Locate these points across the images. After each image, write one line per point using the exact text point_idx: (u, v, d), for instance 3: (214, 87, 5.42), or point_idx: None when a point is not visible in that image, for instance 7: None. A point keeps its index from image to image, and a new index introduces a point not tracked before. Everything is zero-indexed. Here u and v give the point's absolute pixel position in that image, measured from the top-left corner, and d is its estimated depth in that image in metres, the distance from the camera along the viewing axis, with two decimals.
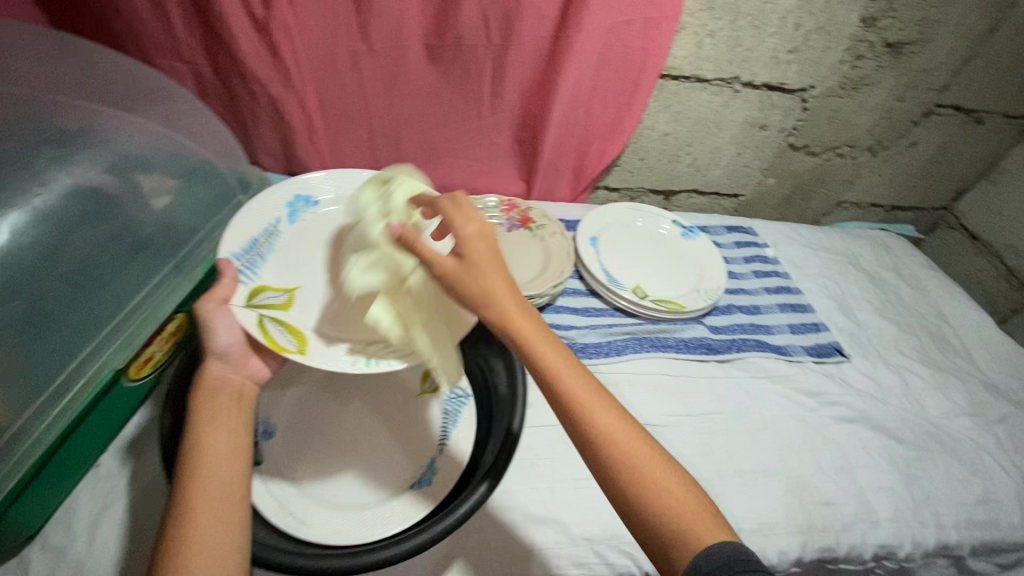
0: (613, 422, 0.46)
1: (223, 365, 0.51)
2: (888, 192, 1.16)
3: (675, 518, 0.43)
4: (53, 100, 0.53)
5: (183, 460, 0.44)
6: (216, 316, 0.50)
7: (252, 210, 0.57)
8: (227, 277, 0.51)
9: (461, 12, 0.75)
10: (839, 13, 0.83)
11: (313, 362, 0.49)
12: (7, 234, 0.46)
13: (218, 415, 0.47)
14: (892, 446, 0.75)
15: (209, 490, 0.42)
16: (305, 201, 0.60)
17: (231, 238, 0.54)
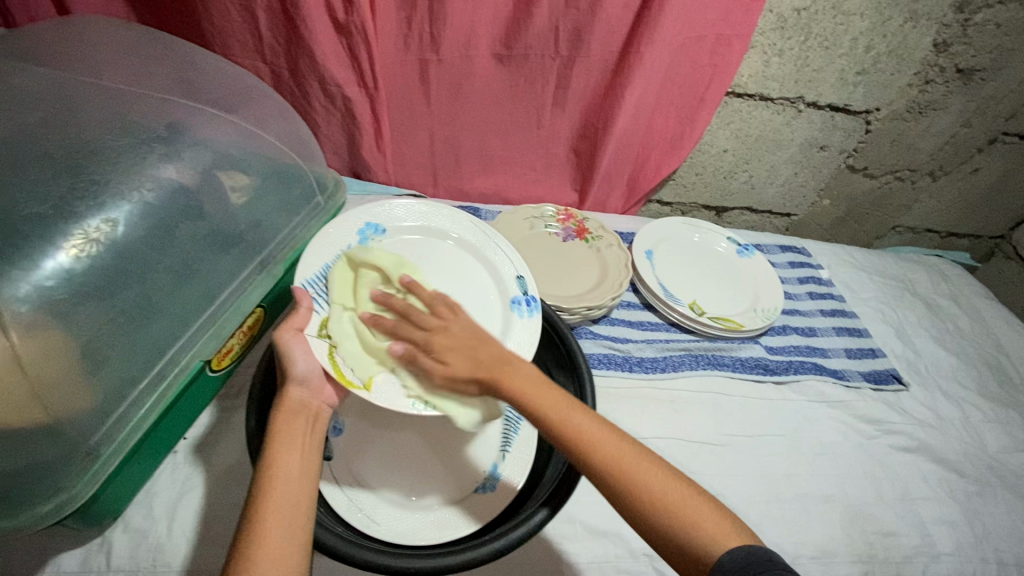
0: (617, 450, 0.45)
1: (302, 390, 0.50)
2: (945, 218, 1.14)
3: (693, 527, 0.43)
4: (155, 97, 0.54)
5: (257, 481, 0.44)
6: (293, 343, 0.49)
7: (329, 235, 0.57)
8: (303, 306, 0.51)
9: (534, 23, 0.74)
10: (911, 37, 0.83)
11: (379, 398, 0.49)
12: (120, 225, 0.46)
13: (295, 439, 0.47)
14: (954, 479, 0.73)
15: (277, 517, 0.42)
16: (374, 229, 0.60)
17: (304, 266, 0.54)
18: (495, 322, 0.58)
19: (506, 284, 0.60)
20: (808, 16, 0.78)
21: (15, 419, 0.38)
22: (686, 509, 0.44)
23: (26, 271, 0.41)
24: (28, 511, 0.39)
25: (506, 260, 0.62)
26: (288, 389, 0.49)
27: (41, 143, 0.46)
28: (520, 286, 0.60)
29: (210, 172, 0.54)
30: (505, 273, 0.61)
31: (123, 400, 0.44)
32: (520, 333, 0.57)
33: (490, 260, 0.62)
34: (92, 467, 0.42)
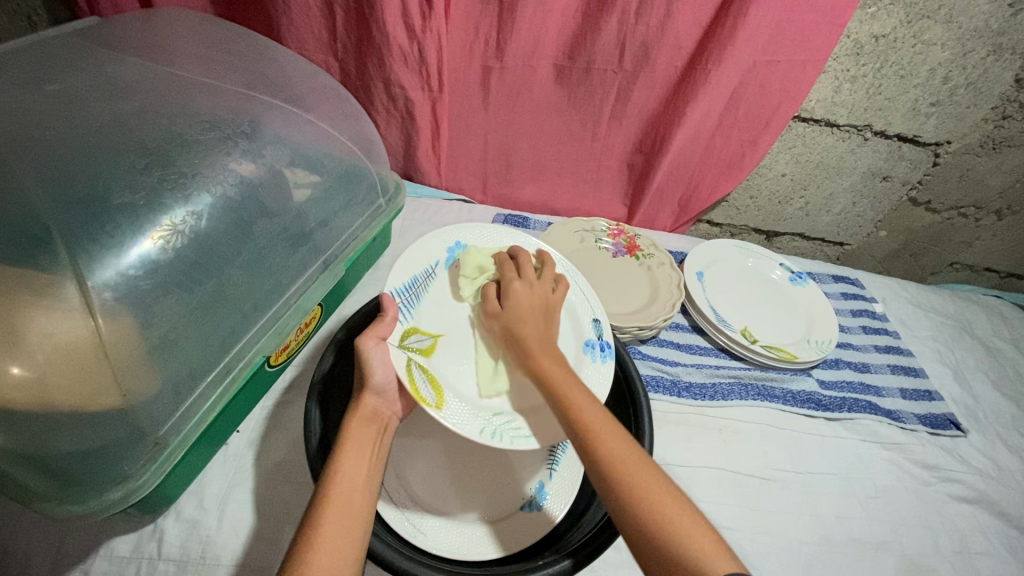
0: (617, 447, 0.43)
1: (377, 399, 0.51)
2: (1007, 257, 1.10)
3: (682, 539, 0.39)
4: (236, 93, 0.55)
5: (322, 488, 0.44)
6: (374, 351, 0.50)
7: (415, 250, 0.57)
8: (388, 316, 0.51)
9: (601, 38, 0.72)
10: (992, 70, 0.80)
11: (448, 421, 0.47)
12: (201, 216, 0.47)
13: (363, 450, 0.47)
14: (1015, 536, 0.69)
15: (335, 528, 0.41)
16: (461, 249, 0.60)
17: (393, 276, 0.55)
18: (562, 361, 0.56)
19: (580, 323, 0.59)
20: (886, 43, 0.76)
21: (93, 403, 0.38)
22: (677, 520, 0.40)
23: (112, 259, 0.41)
24: (99, 497, 0.39)
25: (582, 298, 0.60)
26: (366, 396, 0.50)
27: (133, 132, 0.47)
28: (595, 328, 0.58)
29: (282, 169, 0.54)
30: (582, 314, 0.59)
31: (191, 392, 0.45)
32: (588, 377, 0.54)
33: (569, 300, 0.60)
34: (158, 457, 0.42)
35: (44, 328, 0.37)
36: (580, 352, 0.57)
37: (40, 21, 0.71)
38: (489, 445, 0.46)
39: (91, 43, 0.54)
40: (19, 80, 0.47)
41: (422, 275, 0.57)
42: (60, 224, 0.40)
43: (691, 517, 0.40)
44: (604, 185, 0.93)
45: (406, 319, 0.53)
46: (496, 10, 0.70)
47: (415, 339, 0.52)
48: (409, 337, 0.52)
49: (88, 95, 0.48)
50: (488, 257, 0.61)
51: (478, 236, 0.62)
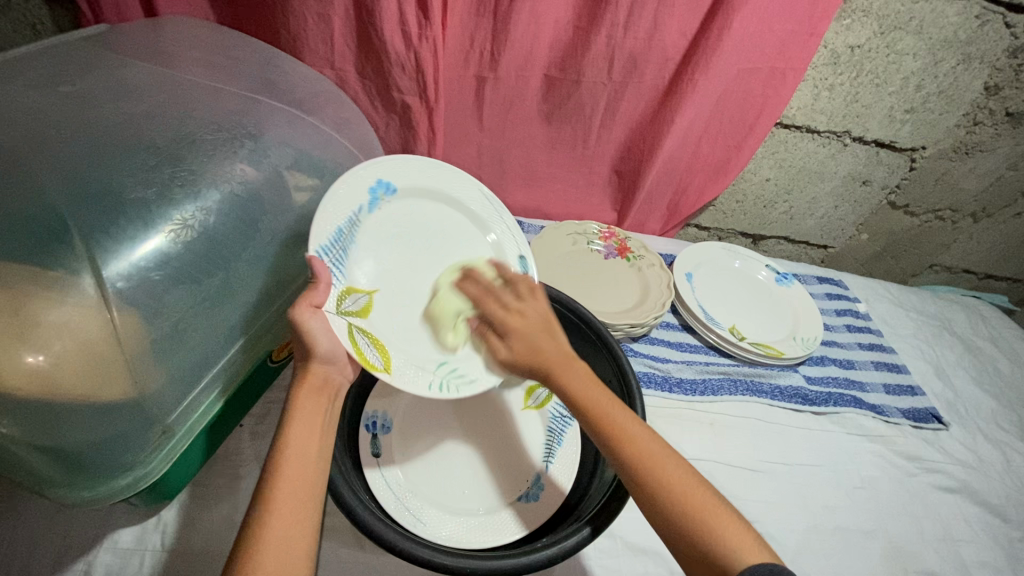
0: (638, 439, 0.45)
1: (324, 366, 0.48)
2: (983, 260, 1.14)
3: (716, 536, 0.40)
4: (241, 97, 0.57)
5: (271, 455, 0.43)
6: (312, 320, 0.47)
7: (341, 193, 0.52)
8: (321, 281, 0.47)
9: (590, 49, 0.75)
10: (963, 79, 0.84)
11: (398, 382, 0.49)
12: (208, 213, 0.49)
13: (313, 418, 0.46)
14: (996, 524, 0.71)
15: (290, 491, 0.41)
16: (386, 188, 0.56)
17: (315, 229, 0.49)
18: None
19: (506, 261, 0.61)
20: (861, 53, 0.80)
21: (107, 392, 0.39)
22: (706, 517, 0.41)
23: (125, 251, 0.43)
24: (107, 484, 0.41)
25: (511, 240, 0.62)
26: (313, 364, 0.48)
27: (145, 132, 0.49)
28: (521, 265, 0.61)
29: (285, 170, 0.56)
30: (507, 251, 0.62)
31: (195, 383, 0.46)
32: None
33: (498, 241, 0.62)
34: (166, 444, 0.44)
35: (58, 317, 0.39)
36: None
37: (45, 31, 0.73)
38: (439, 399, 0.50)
39: (100, 49, 0.56)
40: (31, 82, 0.48)
41: (347, 225, 0.52)
42: (75, 218, 0.42)
43: (723, 518, 0.41)
44: (595, 191, 0.96)
45: (338, 281, 0.51)
46: (490, 22, 0.72)
47: (350, 300, 0.51)
48: (344, 300, 0.51)
49: (100, 96, 0.50)
50: (414, 196, 0.59)
51: (396, 167, 0.57)
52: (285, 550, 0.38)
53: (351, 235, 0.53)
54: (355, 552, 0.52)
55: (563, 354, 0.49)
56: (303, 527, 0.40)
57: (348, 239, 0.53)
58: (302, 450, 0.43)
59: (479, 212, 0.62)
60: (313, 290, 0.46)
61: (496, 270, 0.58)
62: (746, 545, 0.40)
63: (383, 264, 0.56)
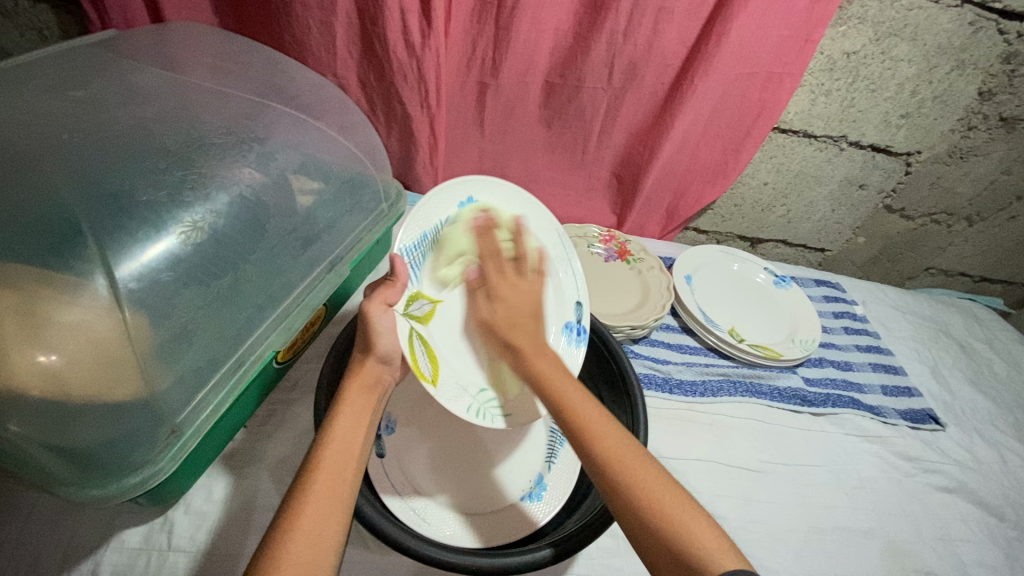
0: (601, 426, 0.47)
1: (378, 365, 0.52)
2: (979, 263, 1.15)
3: (686, 536, 0.41)
4: (249, 101, 0.58)
5: (317, 442, 0.45)
6: (381, 317, 0.50)
7: (433, 202, 0.55)
8: (399, 282, 0.51)
9: (591, 55, 0.76)
10: (957, 84, 0.85)
11: (440, 397, 0.51)
12: (215, 215, 0.49)
13: (362, 413, 0.48)
14: (994, 524, 0.72)
15: (330, 472, 0.43)
16: (474, 208, 0.59)
17: (403, 230, 0.53)
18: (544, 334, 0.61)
19: (563, 306, 0.62)
20: (857, 59, 0.81)
21: (117, 391, 0.40)
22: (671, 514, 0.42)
23: (135, 252, 0.44)
24: (118, 482, 0.40)
25: (572, 280, 0.64)
26: (368, 361, 0.52)
27: (156, 135, 0.49)
28: (576, 312, 0.62)
29: (291, 174, 0.57)
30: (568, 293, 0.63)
31: (203, 384, 0.46)
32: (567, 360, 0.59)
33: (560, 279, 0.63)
34: (175, 443, 0.43)
35: (70, 317, 0.39)
36: (560, 333, 0.61)
37: (50, 36, 0.73)
38: (476, 424, 0.51)
39: (108, 53, 0.57)
40: (44, 87, 0.49)
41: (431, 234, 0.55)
42: (89, 219, 0.42)
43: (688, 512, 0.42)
44: (595, 195, 0.97)
45: (411, 282, 0.54)
46: (491, 28, 0.73)
47: (417, 305, 0.54)
48: (413, 303, 0.53)
49: (111, 100, 0.50)
50: (496, 218, 0.61)
51: (489, 190, 0.60)
52: (319, 521, 0.40)
53: (432, 244, 0.56)
54: (361, 551, 0.52)
55: (536, 337, 0.54)
56: (336, 515, 0.41)
57: (429, 247, 0.56)
58: (345, 437, 0.45)
59: (547, 245, 0.63)
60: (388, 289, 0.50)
61: (515, 232, 0.60)
62: (710, 539, 0.41)
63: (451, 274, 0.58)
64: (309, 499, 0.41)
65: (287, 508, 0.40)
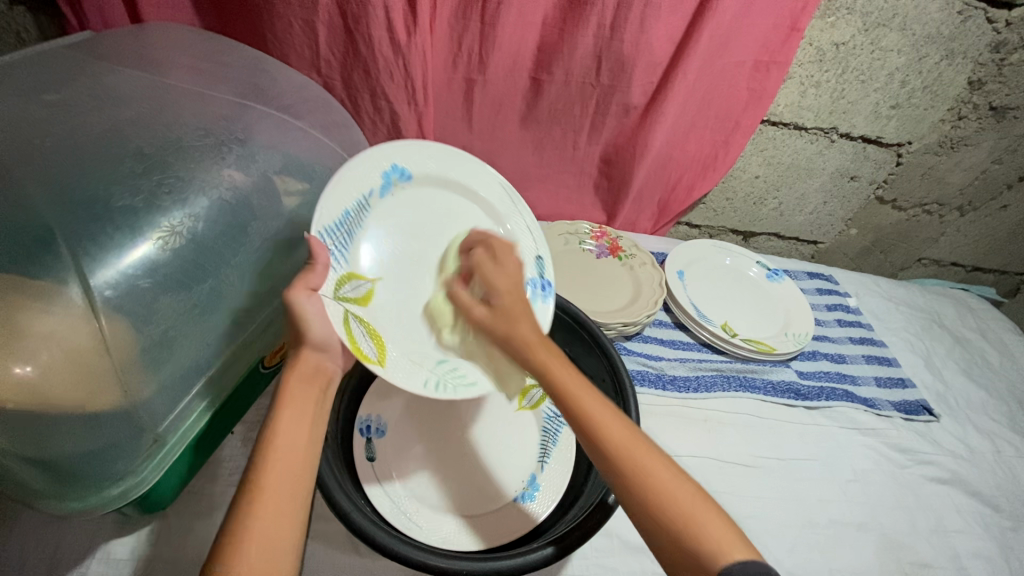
0: (571, 385, 0.46)
1: (318, 354, 0.49)
2: (971, 252, 1.15)
3: (677, 509, 0.41)
4: (229, 103, 0.57)
5: (260, 443, 0.42)
6: (307, 304, 0.46)
7: (351, 175, 0.51)
8: (319, 264, 0.47)
9: (577, 50, 0.75)
10: (947, 74, 0.85)
11: (390, 376, 0.50)
12: (193, 220, 0.49)
13: (304, 410, 0.45)
14: (988, 513, 0.72)
15: (278, 486, 0.40)
16: (399, 173, 0.56)
17: (322, 210, 0.49)
18: None
19: (522, 262, 0.61)
20: (846, 50, 0.80)
21: (95, 403, 0.39)
22: (661, 481, 0.42)
23: (112, 260, 0.43)
24: (97, 495, 0.41)
25: (526, 235, 0.63)
26: (306, 352, 0.48)
27: (131, 139, 0.48)
28: (537, 266, 0.62)
29: (273, 175, 0.56)
30: (525, 253, 0.62)
31: (188, 391, 0.46)
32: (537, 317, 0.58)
33: (512, 233, 0.62)
34: (156, 453, 0.44)
35: (44, 327, 0.38)
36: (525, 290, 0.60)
37: (29, 38, 0.71)
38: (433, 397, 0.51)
39: (86, 55, 0.55)
40: (17, 91, 0.48)
41: (354, 209, 0.52)
42: (62, 227, 0.42)
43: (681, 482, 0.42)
44: (586, 190, 0.96)
45: (339, 265, 0.51)
46: (477, 23, 0.72)
47: (350, 288, 0.52)
48: (344, 286, 0.51)
49: (85, 104, 0.49)
50: (429, 182, 0.59)
51: (413, 155, 0.57)
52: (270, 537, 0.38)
53: (359, 221, 0.53)
54: (352, 557, 0.52)
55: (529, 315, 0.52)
56: (287, 529, 0.39)
57: (354, 225, 0.53)
58: (294, 435, 0.43)
59: (484, 199, 0.61)
60: (310, 272, 0.46)
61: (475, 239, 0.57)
62: (705, 516, 0.41)
63: (388, 247, 0.56)
64: (257, 515, 0.38)
65: (230, 531, 0.37)
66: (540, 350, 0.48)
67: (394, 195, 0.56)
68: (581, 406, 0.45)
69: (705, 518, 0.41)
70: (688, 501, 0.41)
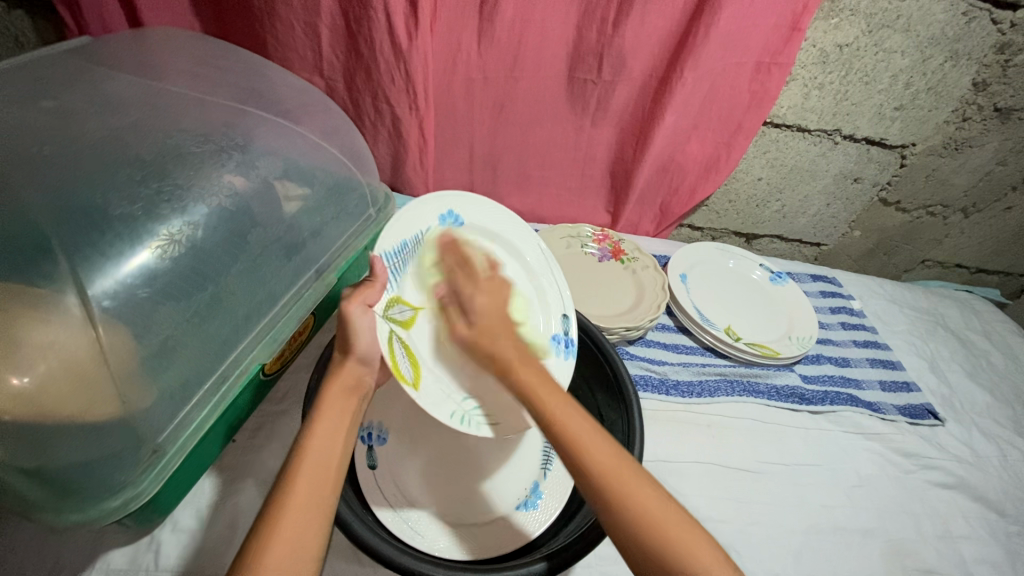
0: (559, 407, 0.46)
1: (359, 366, 0.50)
2: (975, 254, 1.15)
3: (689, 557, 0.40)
4: (228, 108, 0.57)
5: (295, 450, 0.43)
6: (361, 317, 0.49)
7: (412, 211, 0.54)
8: (377, 283, 0.50)
9: (579, 52, 0.74)
10: (951, 75, 0.84)
11: (422, 402, 0.49)
12: (191, 227, 0.48)
13: (341, 417, 0.46)
14: (994, 519, 0.72)
15: (310, 483, 0.41)
16: (454, 218, 0.58)
17: (386, 235, 0.52)
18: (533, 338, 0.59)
19: (551, 315, 0.61)
20: (849, 51, 0.80)
21: (91, 412, 0.39)
22: (658, 518, 0.41)
23: (110, 269, 0.42)
24: (96, 506, 0.38)
25: (558, 293, 0.62)
26: (348, 363, 0.50)
27: (130, 146, 0.48)
28: (565, 324, 0.61)
29: (272, 180, 0.56)
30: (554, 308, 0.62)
31: (188, 399, 0.45)
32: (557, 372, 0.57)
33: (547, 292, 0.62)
34: (157, 464, 0.42)
35: (45, 338, 0.39)
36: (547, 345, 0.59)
37: (28, 42, 0.71)
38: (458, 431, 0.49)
39: (83, 61, 0.55)
40: (13, 98, 0.48)
41: (414, 241, 0.55)
42: (61, 237, 0.41)
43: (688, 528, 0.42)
44: (588, 193, 0.96)
45: (390, 287, 0.52)
46: (478, 26, 0.71)
47: (397, 311, 0.52)
48: (393, 307, 0.52)
49: (84, 111, 0.49)
50: (485, 232, 0.60)
51: (476, 210, 0.60)
52: (299, 536, 0.38)
53: (415, 253, 0.55)
54: (353, 566, 0.51)
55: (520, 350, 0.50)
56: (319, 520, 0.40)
57: (410, 257, 0.55)
58: (328, 440, 0.44)
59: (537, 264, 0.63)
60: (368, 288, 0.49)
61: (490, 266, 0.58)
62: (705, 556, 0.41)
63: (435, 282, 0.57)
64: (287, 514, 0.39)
65: (264, 523, 0.38)
66: (541, 391, 0.46)
67: (447, 237, 0.58)
68: (565, 432, 0.44)
69: (698, 547, 0.41)
70: (681, 531, 0.41)
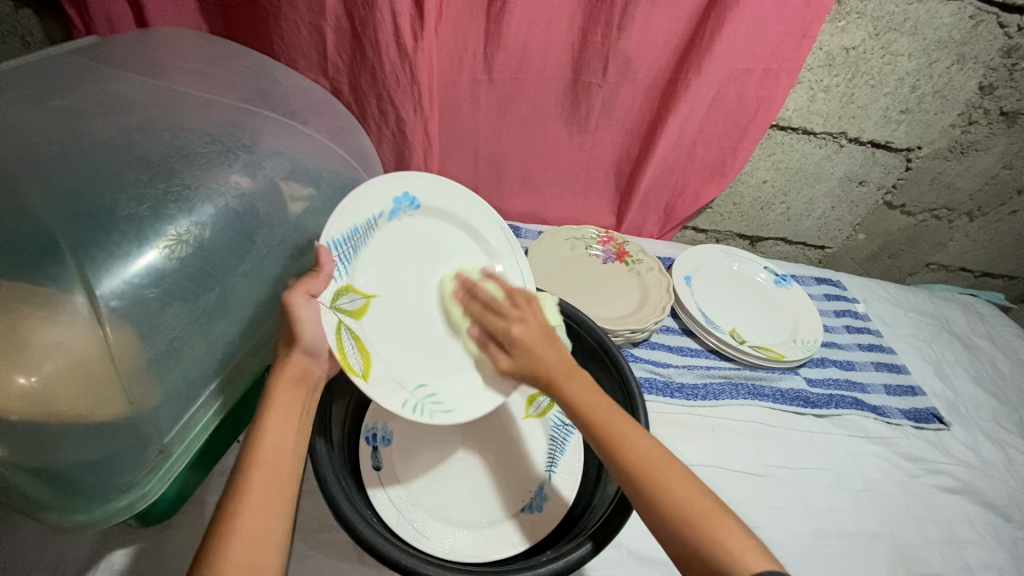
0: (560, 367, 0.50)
1: (307, 358, 0.48)
2: (980, 258, 1.14)
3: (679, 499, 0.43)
4: (234, 108, 0.56)
5: (247, 448, 0.42)
6: (305, 309, 0.46)
7: (362, 197, 0.52)
8: (323, 273, 0.47)
9: (585, 54, 0.74)
10: (957, 78, 0.84)
11: (373, 393, 0.48)
12: (198, 227, 0.48)
13: (291, 410, 0.45)
14: (999, 523, 0.71)
15: (263, 488, 0.40)
16: (409, 200, 0.56)
17: (335, 219, 0.50)
18: None
19: None
20: (856, 54, 0.80)
21: (98, 411, 0.39)
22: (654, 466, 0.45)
23: (117, 269, 0.42)
24: (105, 506, 0.41)
25: (521, 275, 0.61)
26: (295, 356, 0.47)
27: (137, 146, 0.48)
28: None
29: (278, 180, 0.56)
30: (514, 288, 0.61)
31: (192, 400, 0.46)
32: None
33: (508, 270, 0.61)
34: (161, 464, 0.44)
35: (49, 338, 0.38)
36: None
37: (35, 42, 0.71)
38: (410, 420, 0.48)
39: (89, 61, 0.55)
40: (20, 97, 0.48)
41: (364, 227, 0.52)
42: (67, 235, 0.41)
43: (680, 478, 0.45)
44: (592, 196, 0.95)
45: (340, 276, 0.50)
46: (484, 27, 0.71)
47: (347, 299, 0.50)
48: (342, 297, 0.50)
49: (91, 110, 0.49)
50: (434, 213, 0.59)
51: (428, 188, 0.58)
52: (256, 539, 0.38)
53: (366, 238, 0.53)
54: (357, 567, 0.51)
55: (563, 358, 0.51)
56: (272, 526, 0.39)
57: (361, 241, 0.53)
58: (278, 440, 0.43)
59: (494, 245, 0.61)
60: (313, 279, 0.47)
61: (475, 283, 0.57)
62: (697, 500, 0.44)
63: (388, 267, 0.55)
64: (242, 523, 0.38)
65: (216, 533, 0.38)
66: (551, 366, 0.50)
67: (401, 220, 0.56)
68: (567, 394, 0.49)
69: (687, 489, 0.44)
70: (709, 512, 0.43)
